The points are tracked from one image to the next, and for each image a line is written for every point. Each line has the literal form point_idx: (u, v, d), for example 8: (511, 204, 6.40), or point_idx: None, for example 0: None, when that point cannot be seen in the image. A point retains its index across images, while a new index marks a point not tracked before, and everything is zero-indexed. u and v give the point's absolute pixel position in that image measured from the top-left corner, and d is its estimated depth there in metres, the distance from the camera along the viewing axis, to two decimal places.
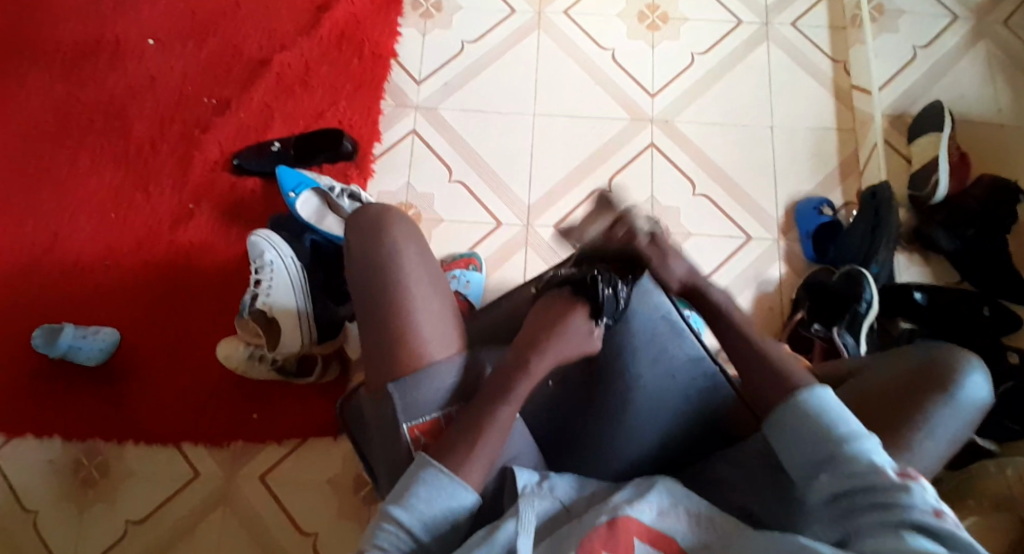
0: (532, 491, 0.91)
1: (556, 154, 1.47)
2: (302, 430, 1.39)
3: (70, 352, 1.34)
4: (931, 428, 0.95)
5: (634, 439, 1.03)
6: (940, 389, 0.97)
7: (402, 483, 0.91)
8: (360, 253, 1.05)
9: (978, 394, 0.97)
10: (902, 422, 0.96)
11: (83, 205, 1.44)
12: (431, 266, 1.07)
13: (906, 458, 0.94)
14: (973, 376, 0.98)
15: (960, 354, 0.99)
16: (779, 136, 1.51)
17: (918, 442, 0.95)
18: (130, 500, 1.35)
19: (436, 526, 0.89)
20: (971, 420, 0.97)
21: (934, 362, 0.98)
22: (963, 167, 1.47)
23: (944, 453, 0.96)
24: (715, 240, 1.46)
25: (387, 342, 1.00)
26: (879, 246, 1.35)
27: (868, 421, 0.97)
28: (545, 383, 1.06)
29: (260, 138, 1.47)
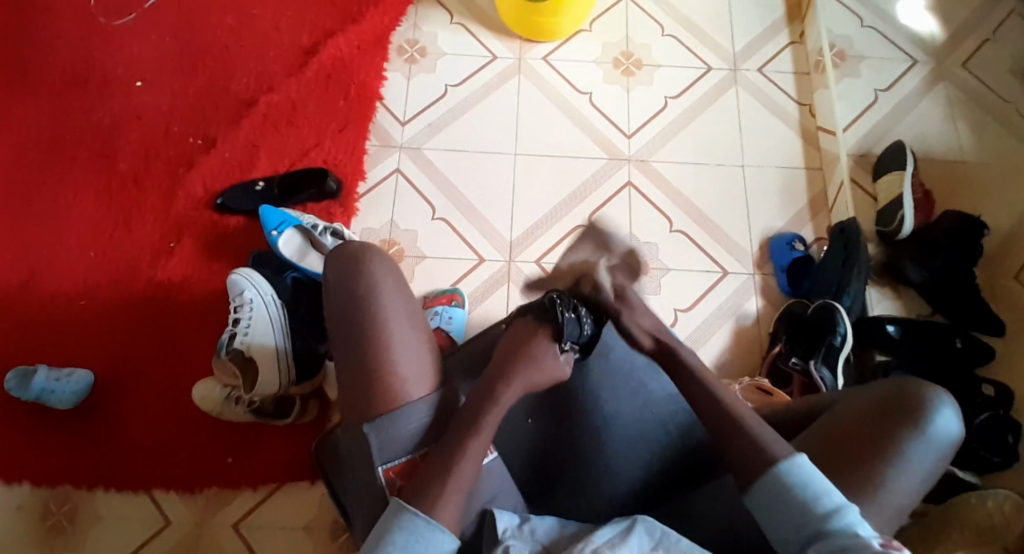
0: (513, 534, 0.88)
1: (538, 192, 1.49)
2: (278, 474, 1.36)
3: (42, 394, 1.31)
4: (904, 463, 0.95)
5: (613, 480, 1.04)
6: (911, 422, 0.97)
7: (379, 531, 0.89)
8: (338, 287, 1.05)
9: (950, 427, 0.97)
10: (874, 455, 0.96)
11: (57, 244, 1.42)
12: (411, 301, 1.07)
13: (878, 495, 0.94)
14: (944, 408, 0.98)
15: (931, 386, 0.99)
16: (751, 175, 1.56)
17: (890, 479, 0.95)
18: (99, 549, 1.30)
19: None
20: (944, 452, 0.97)
21: (906, 394, 0.98)
22: (927, 204, 1.53)
23: (918, 485, 0.96)
24: (692, 275, 1.49)
25: (366, 376, 0.99)
26: (851, 280, 1.40)
27: (840, 456, 0.97)
28: (526, 419, 1.07)
29: (244, 176, 1.47)
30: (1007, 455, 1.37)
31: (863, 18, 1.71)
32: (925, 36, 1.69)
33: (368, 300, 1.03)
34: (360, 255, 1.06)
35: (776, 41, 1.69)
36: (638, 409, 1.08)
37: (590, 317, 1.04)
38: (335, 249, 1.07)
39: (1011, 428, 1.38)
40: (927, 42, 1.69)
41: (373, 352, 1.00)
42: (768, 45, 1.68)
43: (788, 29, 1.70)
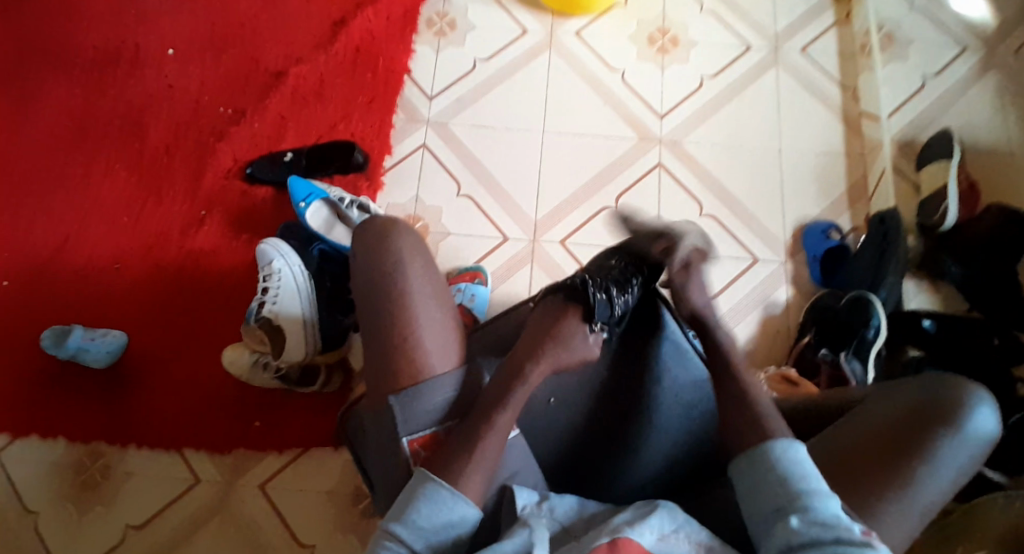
0: (530, 510, 0.90)
1: (565, 172, 1.49)
2: (302, 440, 1.39)
3: (78, 352, 1.35)
4: (935, 464, 0.91)
5: (638, 464, 1.02)
6: (945, 424, 0.93)
7: (405, 499, 0.89)
8: (364, 267, 1.02)
9: (985, 432, 0.94)
10: (906, 456, 0.92)
11: (96, 209, 1.46)
12: (437, 285, 1.04)
13: (908, 495, 0.90)
14: (979, 409, 0.94)
15: (969, 388, 0.95)
16: (787, 159, 1.52)
17: (921, 479, 0.91)
18: (129, 504, 1.35)
19: (437, 542, 0.88)
20: (976, 458, 0.93)
21: (944, 392, 0.95)
22: (973, 195, 1.47)
23: (947, 488, 0.92)
24: (720, 261, 1.46)
25: (385, 358, 0.98)
26: (888, 272, 1.36)
27: (871, 452, 0.93)
28: (549, 400, 1.03)
29: (273, 148, 1.49)
30: None
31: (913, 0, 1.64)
32: (977, 21, 1.62)
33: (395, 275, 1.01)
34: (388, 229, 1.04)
35: (819, 21, 1.63)
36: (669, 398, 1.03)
37: (624, 297, 1.02)
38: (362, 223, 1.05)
39: None
40: (979, 27, 1.61)
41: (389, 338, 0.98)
42: (812, 24, 1.63)
43: (833, 8, 1.64)
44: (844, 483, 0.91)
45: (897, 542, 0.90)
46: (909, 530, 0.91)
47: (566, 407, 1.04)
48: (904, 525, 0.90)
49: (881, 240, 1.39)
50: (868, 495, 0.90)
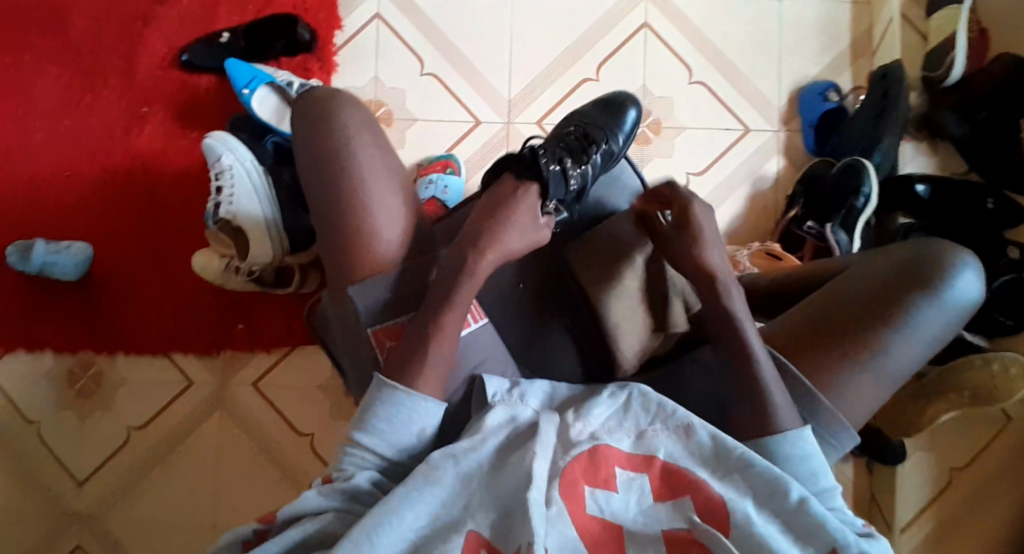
0: (502, 398, 0.93)
1: (537, 40, 1.35)
2: (286, 338, 1.39)
3: (44, 266, 1.31)
4: (911, 327, 0.95)
5: (583, 344, 1.05)
6: (926, 287, 0.96)
7: (366, 407, 0.91)
8: (309, 148, 0.98)
9: (968, 294, 0.96)
10: (882, 318, 0.95)
11: (35, 110, 1.36)
12: (390, 163, 1.00)
13: (879, 357, 0.95)
14: (962, 274, 0.96)
15: (956, 252, 0.97)
16: (787, 10, 1.36)
17: (894, 342, 0.95)
18: (129, 407, 1.38)
19: (400, 443, 0.90)
20: (956, 320, 0.97)
21: (926, 258, 0.97)
22: (981, 44, 1.33)
23: (922, 352, 0.96)
24: (709, 133, 1.36)
25: (337, 252, 0.97)
26: (884, 133, 1.27)
27: (847, 318, 0.96)
28: (517, 286, 1.05)
29: (208, 29, 1.36)
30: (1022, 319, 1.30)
31: None
32: None
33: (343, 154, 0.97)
34: (331, 107, 0.98)
35: None
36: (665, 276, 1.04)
37: (577, 168, 1.03)
38: (303, 101, 0.99)
39: None
40: None
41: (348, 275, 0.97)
42: None
43: None
44: (817, 348, 0.96)
45: (865, 403, 0.95)
46: (878, 394, 0.96)
47: (535, 329, 1.05)
48: (874, 384, 0.95)
49: (881, 98, 1.28)
50: (840, 358, 0.95)
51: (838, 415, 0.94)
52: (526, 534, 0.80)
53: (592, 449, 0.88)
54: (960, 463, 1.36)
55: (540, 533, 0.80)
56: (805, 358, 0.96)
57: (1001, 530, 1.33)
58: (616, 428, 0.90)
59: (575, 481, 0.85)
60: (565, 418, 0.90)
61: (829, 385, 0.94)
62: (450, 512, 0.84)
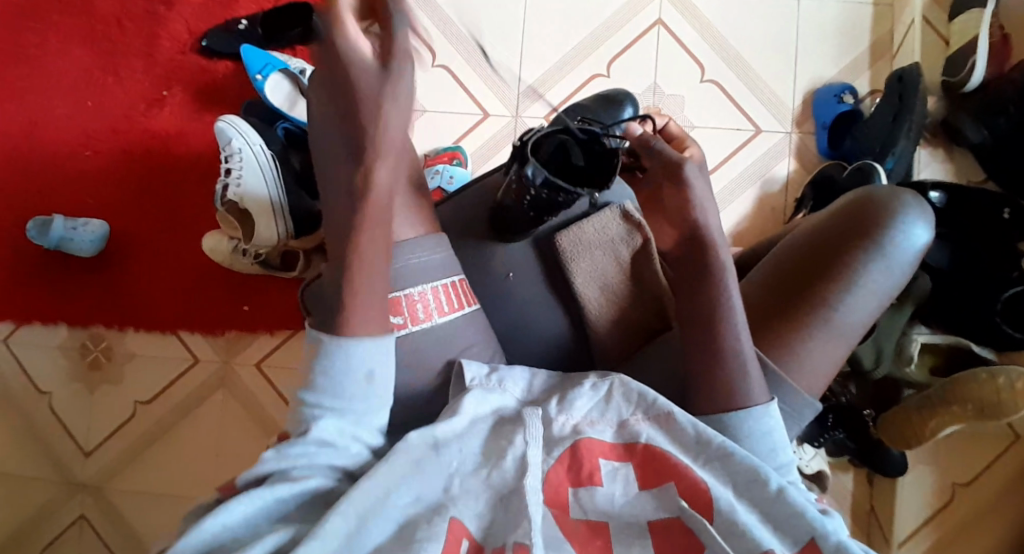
0: (480, 383, 0.90)
1: (550, 34, 1.35)
2: (291, 322, 1.42)
3: (62, 242, 1.35)
4: (862, 279, 1.00)
5: (558, 323, 1.07)
6: (873, 239, 1.01)
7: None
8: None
9: (914, 244, 1.01)
10: (833, 274, 1.00)
11: (56, 88, 1.38)
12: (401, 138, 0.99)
13: (833, 313, 0.99)
14: (906, 225, 1.02)
15: (902, 199, 1.03)
16: (804, 10, 1.34)
17: (847, 296, 1.00)
18: (137, 381, 1.42)
19: None
20: (905, 268, 1.02)
21: (870, 210, 1.02)
22: (1004, 48, 1.31)
23: (875, 304, 1.01)
24: (718, 132, 1.34)
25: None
26: (898, 136, 1.24)
27: (803, 277, 1.01)
28: (508, 274, 1.07)
29: (227, 13, 1.38)
30: None
31: None
32: None
33: None
34: None
35: None
36: (652, 257, 1.06)
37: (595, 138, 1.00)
38: None
39: None
40: None
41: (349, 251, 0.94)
42: None
43: None
44: (774, 311, 1.01)
45: (823, 361, 1.00)
46: (836, 350, 1.01)
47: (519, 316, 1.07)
48: (830, 339, 1.00)
49: (897, 101, 1.26)
50: (796, 317, 1.00)
51: (794, 372, 0.99)
52: (522, 525, 0.78)
53: (573, 444, 0.85)
54: (965, 479, 1.39)
55: (535, 526, 0.78)
56: (764, 321, 1.01)
57: (1000, 542, 1.35)
58: (598, 419, 0.87)
59: (560, 484, 0.83)
60: (548, 411, 0.87)
61: (787, 344, 0.99)
62: (432, 495, 0.82)
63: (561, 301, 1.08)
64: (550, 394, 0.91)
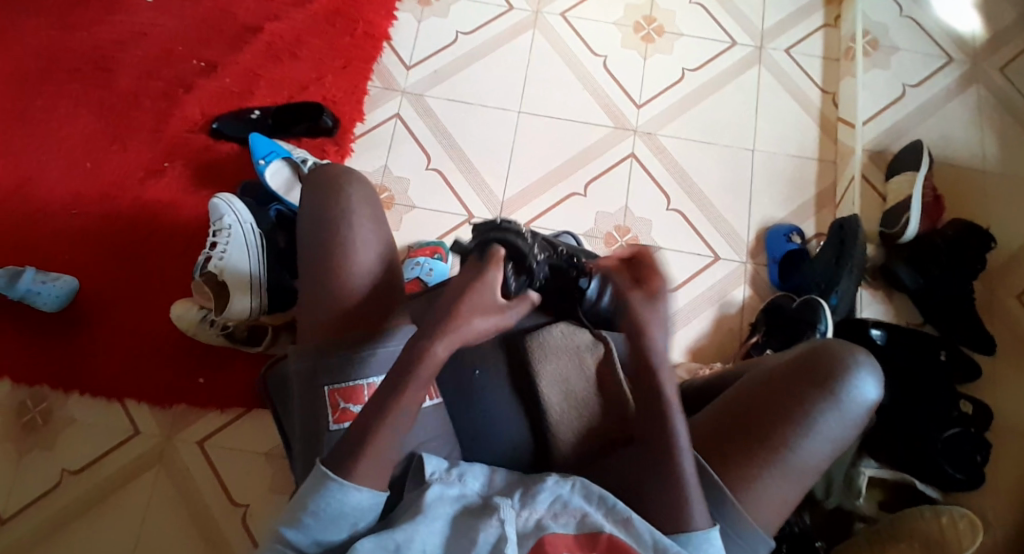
0: (440, 477, 0.89)
1: (534, 156, 1.48)
2: (244, 400, 1.36)
3: (28, 295, 1.33)
4: (816, 426, 0.93)
5: (518, 430, 1.03)
6: (827, 386, 0.94)
7: (301, 497, 0.88)
8: (311, 212, 1.04)
9: (868, 396, 0.95)
10: (787, 416, 0.93)
11: (59, 150, 1.44)
12: (382, 231, 1.04)
13: (784, 457, 0.92)
14: (863, 376, 0.95)
15: (857, 352, 0.96)
16: (760, 159, 1.50)
17: (797, 443, 0.93)
18: (70, 449, 1.34)
19: (329, 540, 0.88)
20: (860, 423, 0.95)
21: (826, 356, 0.96)
22: (936, 208, 1.43)
23: (827, 454, 0.94)
24: (680, 256, 1.45)
25: (321, 303, 1.00)
26: (840, 277, 1.35)
27: (753, 415, 0.94)
28: (475, 372, 1.03)
29: (242, 105, 1.47)
30: (970, 473, 1.32)
31: (904, 6, 1.58)
32: (966, 34, 1.56)
33: (338, 222, 1.02)
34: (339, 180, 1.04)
35: (808, 22, 1.58)
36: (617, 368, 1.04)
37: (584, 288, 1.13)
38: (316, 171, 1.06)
39: (979, 446, 1.33)
40: (968, 41, 1.55)
41: (321, 330, 0.99)
42: (800, 24, 1.58)
43: (824, 10, 1.59)
44: (726, 445, 0.94)
45: (775, 504, 0.93)
46: (786, 496, 0.93)
47: (489, 383, 1.04)
48: (782, 484, 0.93)
49: (838, 245, 1.37)
50: (747, 455, 0.93)
51: (744, 513, 0.91)
52: None
53: (539, 540, 0.83)
54: None
55: None
56: (709, 454, 0.94)
57: None
58: (561, 511, 0.86)
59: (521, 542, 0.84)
60: (514, 504, 0.87)
61: (736, 483, 0.92)
62: None
63: (525, 409, 1.04)
64: (513, 487, 0.90)
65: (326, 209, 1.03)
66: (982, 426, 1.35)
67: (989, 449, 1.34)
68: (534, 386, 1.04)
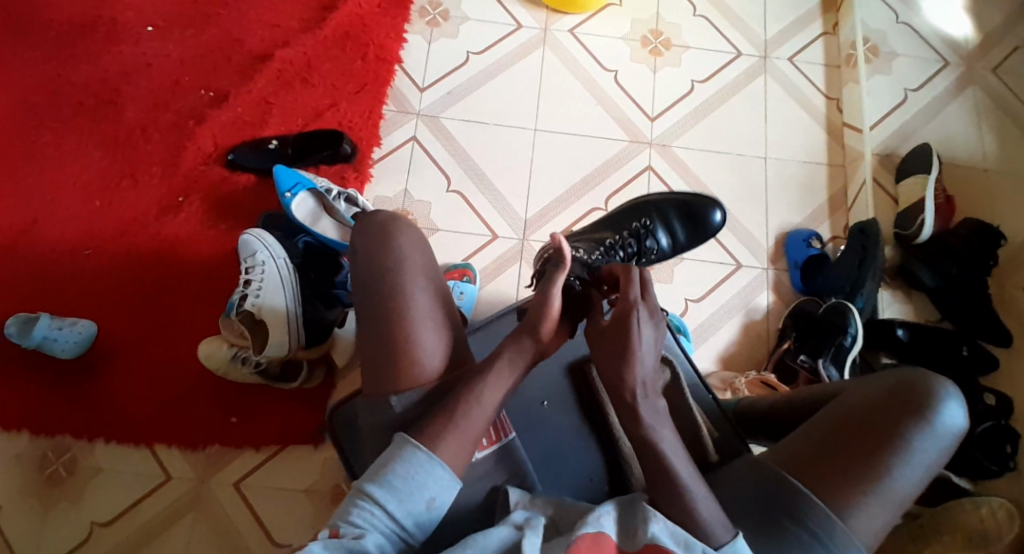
0: (523, 506, 0.90)
1: (554, 171, 1.48)
2: (280, 437, 1.32)
3: (43, 342, 1.28)
4: (910, 454, 0.94)
5: (592, 459, 1.04)
6: (917, 414, 0.95)
7: (383, 462, 0.88)
8: (361, 266, 0.97)
9: (955, 424, 0.96)
10: (881, 444, 0.94)
11: (69, 189, 1.39)
12: (435, 278, 0.99)
13: (881, 484, 0.92)
14: (948, 404, 0.96)
15: (939, 380, 0.97)
16: (773, 166, 1.53)
17: (894, 471, 0.93)
18: (99, 500, 1.29)
19: (408, 508, 0.85)
20: (949, 448, 0.96)
21: (913, 387, 0.97)
22: (948, 209, 1.47)
23: (921, 480, 0.94)
24: (704, 266, 1.47)
25: (386, 354, 0.94)
26: (865, 281, 1.38)
27: (848, 442, 0.95)
28: (542, 403, 1.06)
29: (256, 135, 1.44)
30: (1003, 464, 1.34)
31: (898, 13, 1.64)
32: (959, 36, 1.61)
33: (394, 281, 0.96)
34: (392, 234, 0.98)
35: (808, 30, 1.62)
36: (685, 393, 1.07)
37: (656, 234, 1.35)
38: (365, 222, 0.99)
39: (1010, 437, 1.35)
40: (961, 43, 1.61)
41: (394, 383, 0.94)
42: (801, 33, 1.62)
43: (822, 18, 1.63)
44: (824, 474, 0.94)
45: (874, 531, 0.92)
46: (882, 522, 0.93)
47: (557, 409, 1.06)
48: (879, 511, 0.93)
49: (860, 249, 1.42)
50: (846, 483, 0.93)
51: (849, 538, 0.91)
52: None
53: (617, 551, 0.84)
54: None
55: None
56: (807, 481, 0.94)
57: None
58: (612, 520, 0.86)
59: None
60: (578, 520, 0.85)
61: (839, 508, 0.92)
62: None
63: (595, 437, 1.05)
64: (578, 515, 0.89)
65: (380, 268, 0.96)
66: (1007, 417, 1.37)
67: (1018, 437, 1.36)
68: (603, 415, 1.05)
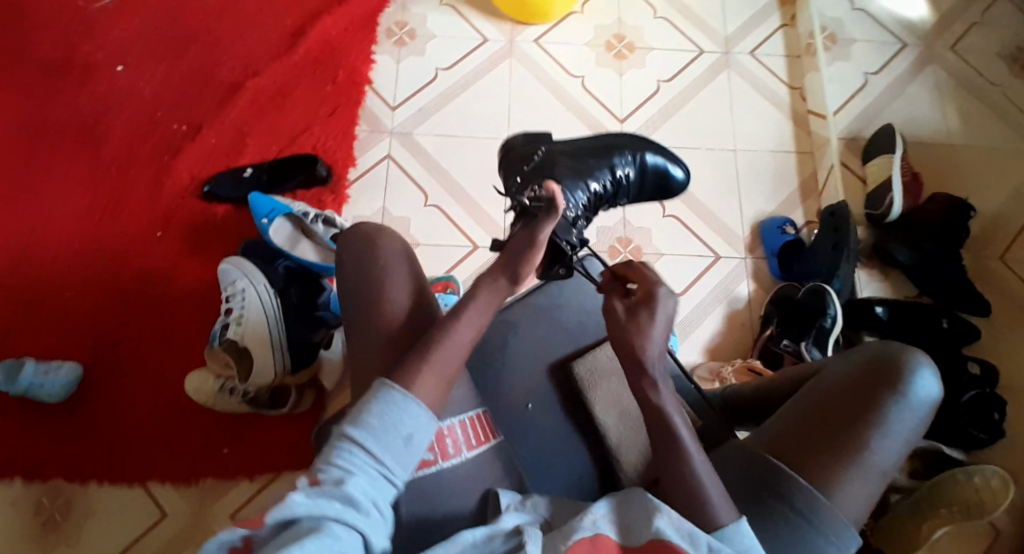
0: (516, 508, 0.89)
1: None
2: (273, 464, 1.31)
3: (31, 388, 1.28)
4: (886, 425, 0.94)
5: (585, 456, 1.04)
6: (892, 386, 0.96)
7: (360, 405, 0.83)
8: (347, 273, 0.97)
9: (930, 392, 0.96)
10: (857, 418, 0.95)
11: (47, 231, 1.39)
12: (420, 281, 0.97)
13: (858, 456, 0.93)
14: (923, 374, 0.97)
15: (913, 351, 0.98)
16: (744, 157, 1.55)
17: (870, 443, 0.94)
18: (95, 541, 1.27)
19: (388, 446, 0.81)
20: (926, 417, 0.96)
21: (887, 359, 0.97)
22: (917, 186, 1.50)
23: (900, 452, 0.95)
24: (682, 260, 1.49)
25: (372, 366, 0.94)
26: (841, 263, 1.39)
27: (824, 419, 0.96)
28: (528, 405, 1.05)
29: (231, 164, 1.45)
30: (992, 431, 1.35)
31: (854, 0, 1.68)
32: (914, 19, 1.66)
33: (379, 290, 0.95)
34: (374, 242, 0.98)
35: (767, 23, 1.66)
36: None
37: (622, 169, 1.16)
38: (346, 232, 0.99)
39: (995, 404, 1.36)
40: (916, 25, 1.65)
41: None
42: (760, 27, 1.66)
43: (780, 12, 1.67)
44: (803, 451, 0.95)
45: (856, 503, 0.93)
46: (863, 494, 0.94)
47: (545, 408, 1.06)
48: (860, 484, 0.93)
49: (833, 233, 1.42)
50: (822, 458, 0.94)
51: (829, 511, 0.92)
52: None
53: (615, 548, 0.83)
54: None
55: None
56: (787, 459, 0.95)
57: None
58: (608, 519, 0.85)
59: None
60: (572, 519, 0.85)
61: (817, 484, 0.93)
62: None
63: (582, 434, 1.05)
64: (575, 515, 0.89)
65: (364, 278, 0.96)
66: (993, 384, 1.39)
67: (1004, 404, 1.37)
68: (589, 411, 1.05)
